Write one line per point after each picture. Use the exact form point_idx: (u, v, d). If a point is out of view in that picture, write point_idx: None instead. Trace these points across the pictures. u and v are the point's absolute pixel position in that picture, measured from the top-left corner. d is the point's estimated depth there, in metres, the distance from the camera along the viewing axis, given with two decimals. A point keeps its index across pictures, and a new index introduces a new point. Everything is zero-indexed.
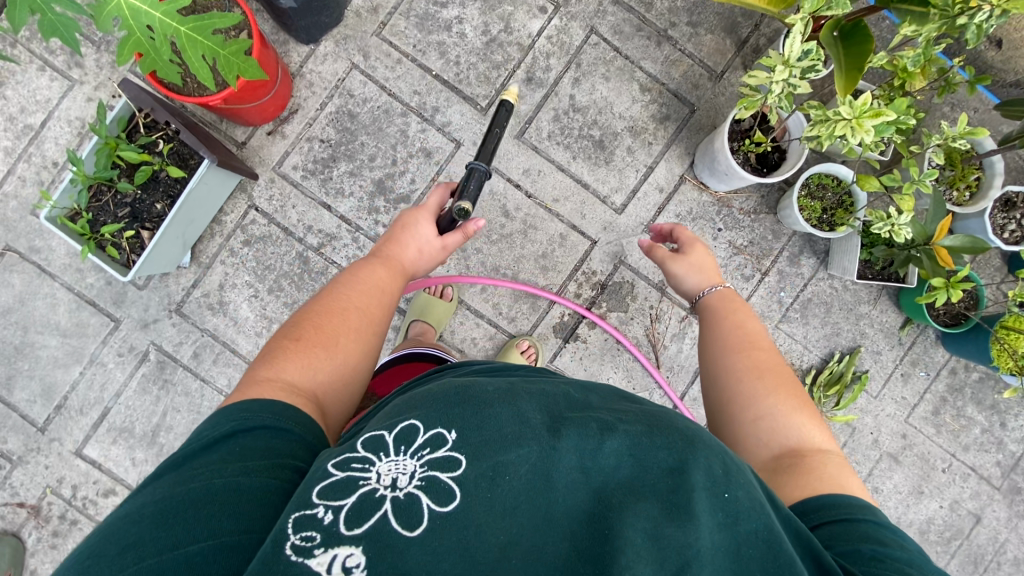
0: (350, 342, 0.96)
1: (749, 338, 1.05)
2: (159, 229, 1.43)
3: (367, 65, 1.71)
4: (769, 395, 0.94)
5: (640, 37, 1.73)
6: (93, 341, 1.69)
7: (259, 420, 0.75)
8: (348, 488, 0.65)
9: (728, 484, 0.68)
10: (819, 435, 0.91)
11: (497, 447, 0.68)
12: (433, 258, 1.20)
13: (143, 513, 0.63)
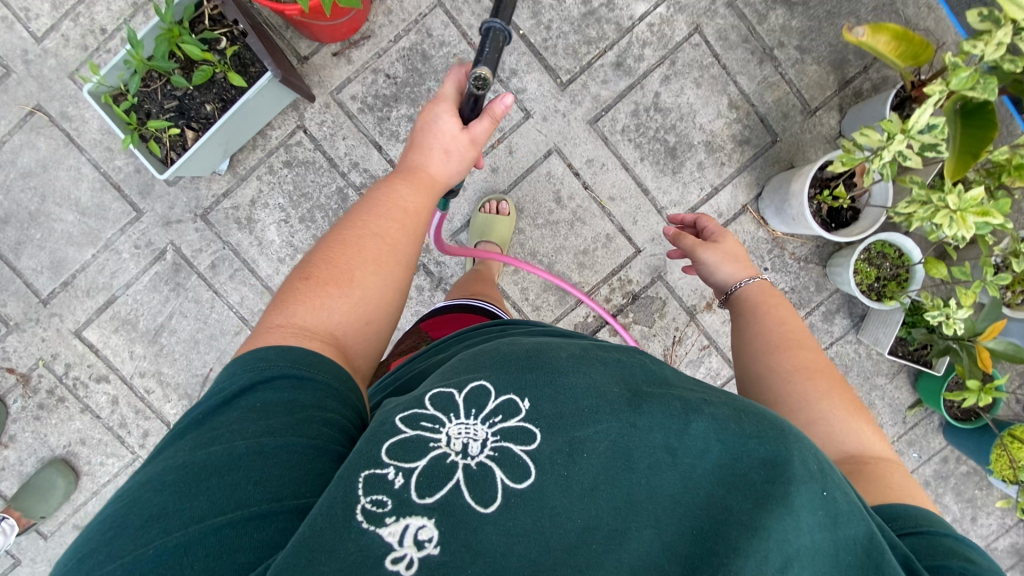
0: (367, 277, 0.89)
1: (794, 338, 0.99)
2: (206, 134, 1.35)
3: (453, 7, 1.58)
4: (823, 400, 0.90)
5: (744, 50, 1.62)
6: (111, 226, 1.63)
7: (273, 370, 0.72)
8: (418, 451, 0.66)
9: (825, 483, 0.66)
10: (874, 440, 0.89)
11: (571, 423, 0.67)
12: (467, 155, 1.04)
13: (165, 480, 0.61)
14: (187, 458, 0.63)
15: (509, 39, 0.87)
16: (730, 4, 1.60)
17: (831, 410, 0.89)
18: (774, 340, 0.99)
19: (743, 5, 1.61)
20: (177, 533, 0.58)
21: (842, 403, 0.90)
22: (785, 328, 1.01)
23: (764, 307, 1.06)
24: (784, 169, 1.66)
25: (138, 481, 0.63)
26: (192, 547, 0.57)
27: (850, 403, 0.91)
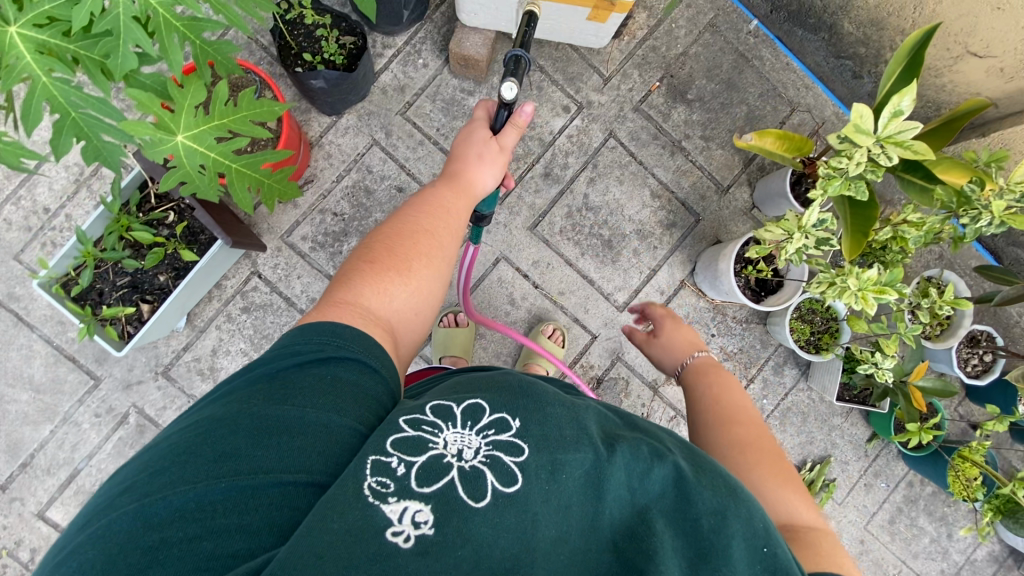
0: (422, 269, 1.01)
1: (728, 417, 1.04)
2: (162, 306, 1.38)
3: (388, 143, 1.70)
4: (757, 468, 0.94)
5: (656, 145, 1.80)
6: (69, 398, 1.61)
7: (341, 341, 0.81)
8: (419, 447, 0.72)
9: (767, 539, 0.73)
10: (804, 510, 0.91)
11: (557, 445, 0.73)
12: (495, 163, 1.17)
13: (240, 427, 0.69)
14: (262, 409, 0.71)
15: (531, 62, 1.07)
16: (637, 109, 1.79)
17: (766, 477, 0.93)
18: (713, 418, 1.05)
19: (648, 107, 1.79)
20: (224, 482, 0.65)
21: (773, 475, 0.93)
22: (724, 405, 1.07)
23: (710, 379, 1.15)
24: (711, 243, 1.82)
25: (209, 417, 0.72)
26: (205, 501, 0.64)
27: (785, 474, 0.94)
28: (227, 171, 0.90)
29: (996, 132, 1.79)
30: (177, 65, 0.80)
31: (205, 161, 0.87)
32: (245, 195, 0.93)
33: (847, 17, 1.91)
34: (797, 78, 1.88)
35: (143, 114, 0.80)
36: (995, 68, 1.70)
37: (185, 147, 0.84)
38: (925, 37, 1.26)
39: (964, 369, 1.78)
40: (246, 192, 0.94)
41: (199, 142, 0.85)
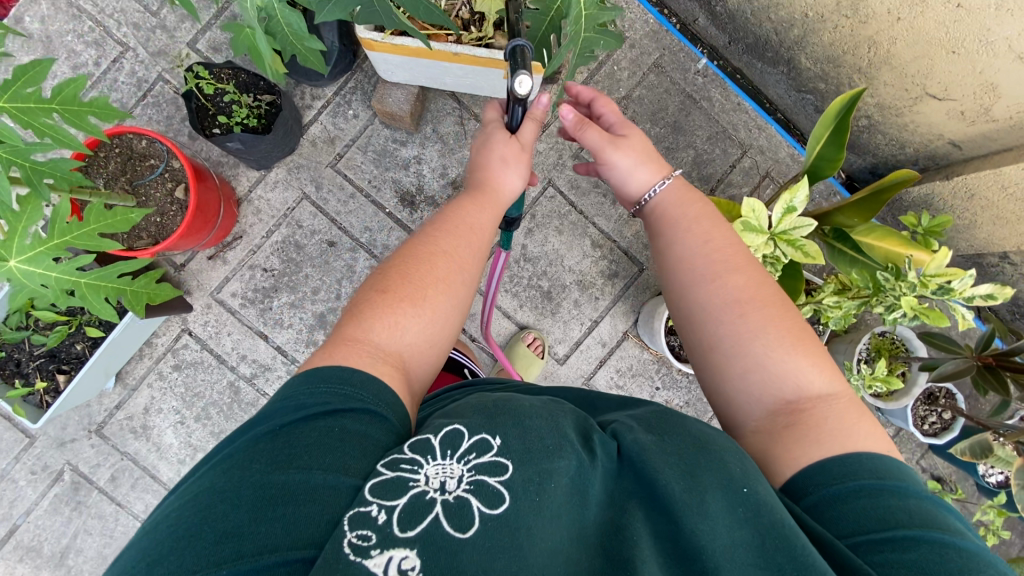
0: (438, 297, 0.95)
1: (722, 261, 0.96)
2: (77, 376, 1.37)
3: (318, 197, 1.67)
4: (762, 333, 0.88)
5: (596, 194, 1.75)
6: (5, 456, 1.63)
7: (353, 396, 0.75)
8: (398, 488, 0.66)
9: (745, 481, 0.69)
10: (804, 365, 0.86)
11: (538, 455, 0.69)
12: (518, 164, 1.12)
13: (241, 498, 0.63)
14: (264, 478, 0.65)
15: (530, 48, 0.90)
16: (576, 157, 1.74)
17: (770, 349, 0.87)
18: (707, 267, 0.96)
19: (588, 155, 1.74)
20: (223, 565, 0.59)
21: (781, 336, 0.87)
22: (711, 249, 0.98)
23: (685, 222, 1.02)
24: (655, 294, 1.76)
25: (209, 487, 0.66)
26: None
27: (795, 335, 0.89)
28: (75, 286, 0.87)
29: (960, 176, 1.69)
30: (3, 192, 0.77)
31: (46, 281, 0.84)
32: (101, 306, 0.91)
33: (803, 53, 1.80)
34: (748, 118, 1.79)
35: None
36: (956, 111, 1.60)
37: (22, 271, 0.82)
38: (850, 101, 1.18)
39: (921, 427, 1.68)
40: (103, 303, 0.91)
41: (36, 264, 0.82)
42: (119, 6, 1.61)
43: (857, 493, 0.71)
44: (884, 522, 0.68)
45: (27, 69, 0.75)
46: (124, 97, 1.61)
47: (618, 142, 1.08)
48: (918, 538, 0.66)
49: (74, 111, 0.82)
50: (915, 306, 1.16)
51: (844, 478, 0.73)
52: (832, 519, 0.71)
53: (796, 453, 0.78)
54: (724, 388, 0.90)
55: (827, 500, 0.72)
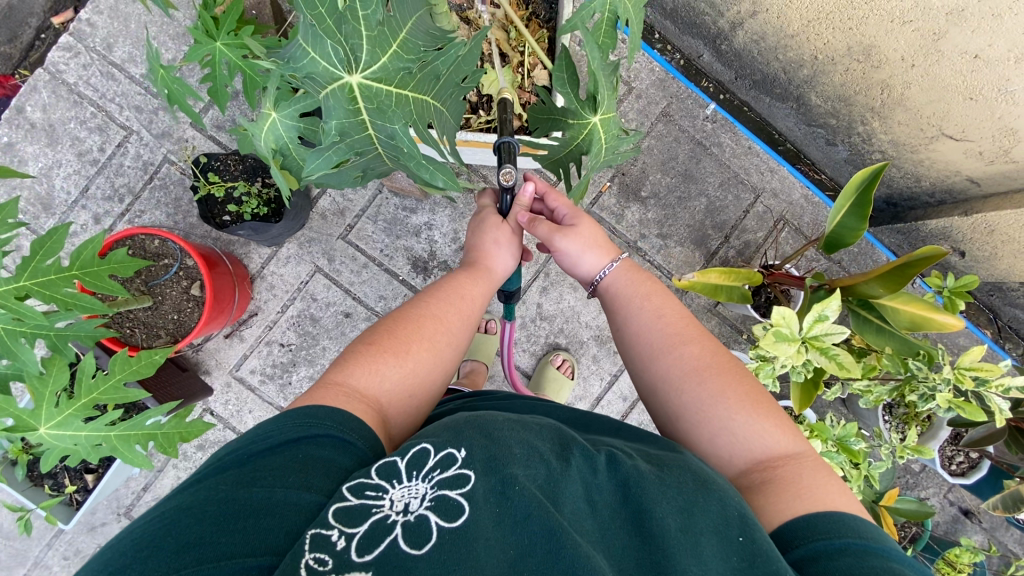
0: (422, 352, 0.90)
1: (675, 333, 0.94)
2: (106, 474, 1.38)
3: (331, 269, 1.66)
4: (723, 395, 0.85)
5: None
6: (37, 543, 1.62)
7: (324, 427, 0.70)
8: (360, 515, 0.60)
9: (742, 528, 0.64)
10: (775, 432, 0.82)
11: (504, 461, 0.66)
12: (512, 245, 1.11)
13: (206, 510, 0.58)
14: (228, 493, 0.60)
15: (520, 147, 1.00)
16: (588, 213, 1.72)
17: (733, 413, 0.83)
18: (660, 339, 0.94)
19: (599, 210, 1.72)
20: (183, 573, 0.53)
21: (742, 398, 0.85)
22: (662, 322, 0.96)
23: (638, 299, 1.00)
24: None
25: (174, 505, 0.61)
26: None
27: (755, 399, 0.85)
28: (105, 439, 0.92)
29: (979, 213, 1.62)
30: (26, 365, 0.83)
31: (76, 439, 0.90)
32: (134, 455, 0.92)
33: (814, 91, 1.71)
34: (761, 162, 1.76)
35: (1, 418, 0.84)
36: (974, 151, 1.56)
37: (56, 434, 0.89)
38: (872, 175, 1.18)
39: (947, 468, 1.61)
40: (136, 452, 0.93)
41: (66, 426, 0.89)
42: (119, 90, 1.60)
43: (842, 551, 0.64)
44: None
45: (45, 243, 0.79)
46: (131, 181, 1.60)
47: (564, 231, 1.06)
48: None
49: (93, 273, 0.85)
50: (949, 398, 1.18)
51: (830, 535, 0.66)
52: (815, 572, 0.63)
53: (776, 505, 0.72)
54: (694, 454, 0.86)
55: (811, 556, 0.65)
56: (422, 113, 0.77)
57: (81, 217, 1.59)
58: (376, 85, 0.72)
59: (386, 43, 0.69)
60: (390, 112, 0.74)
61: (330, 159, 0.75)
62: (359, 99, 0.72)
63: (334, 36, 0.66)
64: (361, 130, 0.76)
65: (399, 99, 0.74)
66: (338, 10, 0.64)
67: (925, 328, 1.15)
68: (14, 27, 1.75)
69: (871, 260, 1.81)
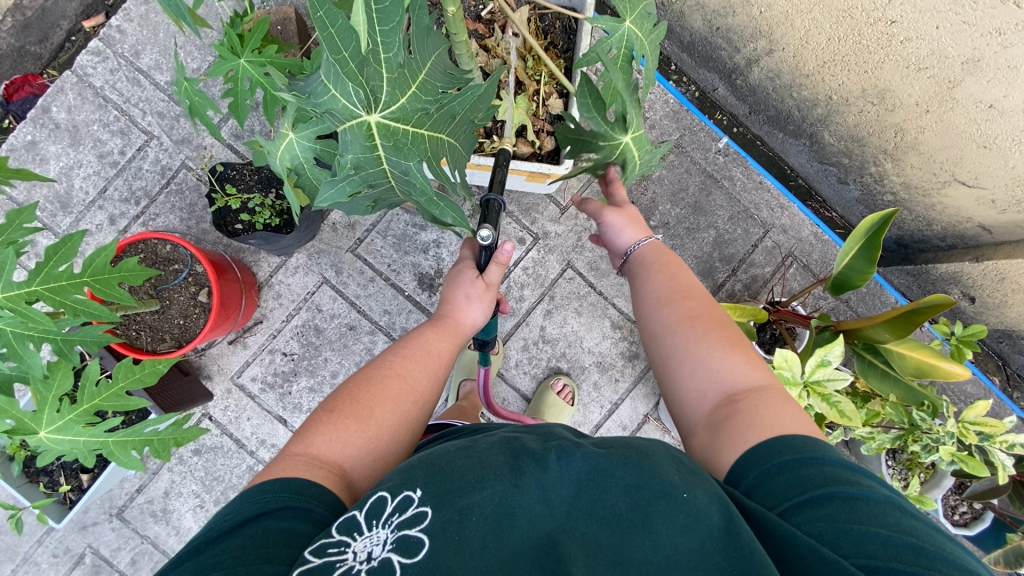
0: (386, 412, 0.90)
1: (681, 287, 0.96)
2: (101, 474, 1.38)
3: (338, 281, 1.68)
4: (706, 336, 0.86)
5: (616, 275, 1.73)
6: (28, 539, 1.61)
7: (282, 502, 0.70)
8: (325, 571, 0.60)
9: (686, 487, 0.65)
10: (751, 373, 0.82)
11: (457, 492, 0.67)
12: (483, 300, 1.14)
13: None
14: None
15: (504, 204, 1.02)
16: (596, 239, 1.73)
17: (713, 350, 0.85)
18: (664, 290, 0.96)
19: None
20: None
21: (722, 339, 0.86)
22: (672, 277, 0.98)
23: (654, 258, 1.04)
24: None
25: None
26: None
27: (736, 341, 0.86)
28: (101, 445, 0.93)
29: (990, 260, 1.61)
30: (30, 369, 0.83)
31: (73, 443, 0.91)
32: (129, 461, 0.93)
33: (828, 129, 1.72)
34: (771, 197, 1.76)
35: (2, 421, 0.83)
36: (987, 199, 1.55)
37: (52, 439, 0.89)
38: (881, 220, 1.18)
39: (950, 518, 1.57)
40: (131, 457, 0.94)
41: (66, 430, 0.90)
42: (144, 96, 1.63)
43: (782, 467, 0.66)
44: (802, 488, 0.63)
45: (59, 249, 0.80)
46: (148, 185, 1.63)
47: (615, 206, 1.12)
48: (835, 492, 0.61)
49: (104, 280, 0.87)
50: (953, 451, 1.18)
51: (768, 455, 0.67)
52: (762, 497, 0.65)
53: (738, 437, 0.73)
54: (676, 396, 0.86)
55: (756, 483, 0.67)
56: (437, 148, 0.79)
57: (96, 217, 1.62)
58: (394, 124, 0.73)
59: (405, 84, 0.70)
60: (406, 149, 0.75)
61: (344, 189, 0.74)
62: (376, 136, 0.73)
63: (355, 78, 0.66)
64: (376, 165, 0.76)
65: (415, 138, 0.75)
66: (362, 53, 0.64)
67: (930, 375, 1.16)
68: (47, 29, 1.80)
69: (880, 301, 1.80)
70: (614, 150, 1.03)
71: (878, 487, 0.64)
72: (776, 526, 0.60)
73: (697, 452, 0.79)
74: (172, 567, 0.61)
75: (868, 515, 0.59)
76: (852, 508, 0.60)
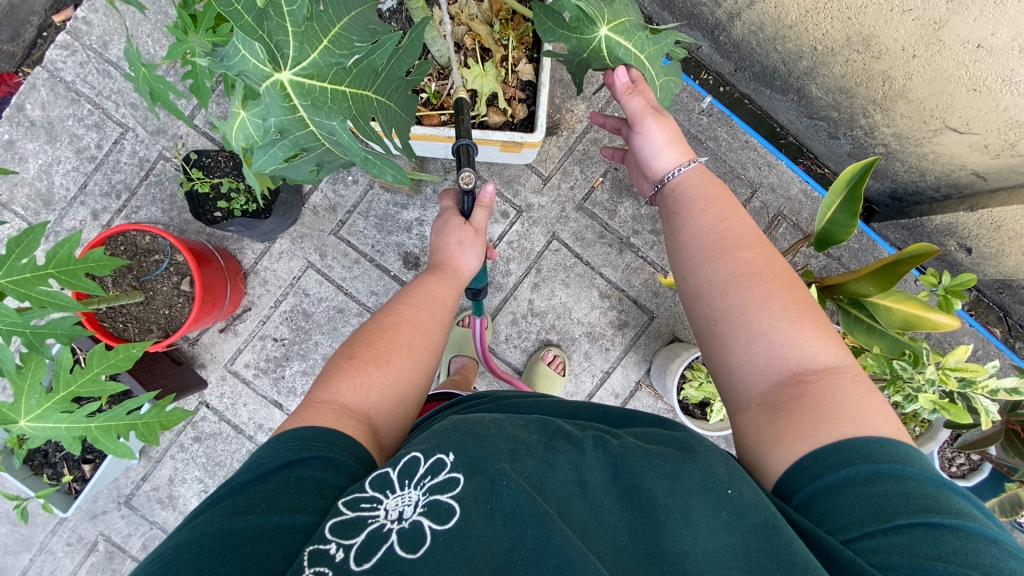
0: (402, 358, 0.92)
1: (734, 237, 0.89)
2: (102, 463, 1.42)
3: (323, 265, 1.68)
4: (767, 302, 0.80)
5: (602, 244, 1.71)
6: (42, 529, 1.66)
7: (313, 449, 0.71)
8: (357, 527, 0.62)
9: (729, 482, 0.66)
10: (817, 349, 0.77)
11: (491, 459, 0.67)
12: (475, 245, 1.19)
13: (204, 545, 0.59)
14: (225, 525, 0.61)
15: (477, 150, 1.01)
16: (580, 209, 1.71)
17: (775, 319, 0.79)
18: (713, 242, 0.89)
19: (592, 206, 1.71)
20: None
21: (786, 306, 0.80)
22: (723, 227, 0.91)
23: (702, 202, 0.96)
24: (667, 342, 1.73)
25: (176, 543, 0.61)
26: None
27: (802, 308, 0.80)
28: (85, 431, 0.98)
29: (985, 208, 1.56)
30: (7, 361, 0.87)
31: (57, 430, 0.96)
32: (115, 446, 1.01)
33: (814, 82, 1.66)
34: (758, 155, 1.74)
35: None
36: (979, 144, 1.50)
37: (34, 428, 0.94)
38: (863, 169, 1.16)
39: (947, 469, 1.55)
40: (116, 442, 1.01)
41: (46, 419, 0.94)
42: (116, 87, 1.62)
43: (851, 480, 0.64)
44: (879, 513, 0.62)
45: (22, 241, 0.81)
46: (128, 178, 1.63)
47: (659, 115, 1.04)
48: (918, 522, 0.60)
49: (69, 270, 0.89)
50: (934, 400, 1.15)
51: (839, 463, 0.65)
52: (824, 511, 0.65)
53: (809, 428, 0.70)
54: (725, 361, 0.82)
55: (818, 494, 0.66)
56: (363, 106, 0.78)
57: (79, 213, 1.62)
58: (308, 82, 0.71)
59: (315, 37, 0.69)
60: (326, 108, 0.74)
61: (276, 156, 0.74)
62: (292, 95, 0.71)
63: (256, 33, 0.65)
64: (303, 127, 0.75)
65: (335, 94, 0.74)
66: (257, 7, 0.63)
67: (919, 327, 1.12)
68: (16, 25, 1.77)
69: (872, 256, 1.77)
70: (587, 46, 0.99)
71: (966, 511, 0.61)
72: (839, 551, 0.60)
73: (747, 427, 0.77)
74: (209, 509, 0.64)
75: (956, 551, 0.58)
76: (935, 539, 0.59)
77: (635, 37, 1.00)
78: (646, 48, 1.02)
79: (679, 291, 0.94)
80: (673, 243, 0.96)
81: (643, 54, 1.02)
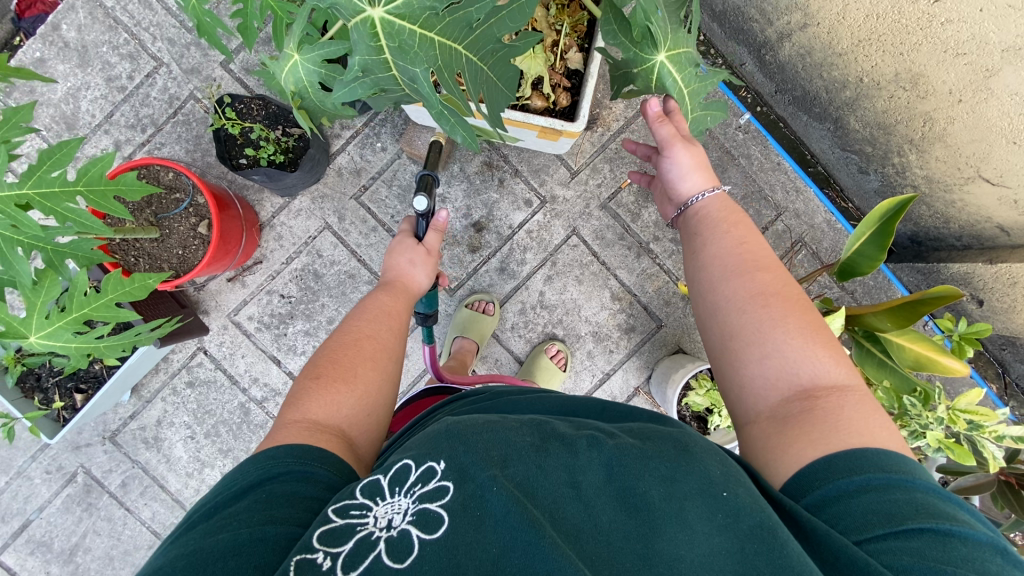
0: (367, 371, 0.92)
1: (752, 259, 0.89)
2: (95, 394, 1.40)
3: (340, 228, 1.66)
4: (783, 320, 0.80)
5: (621, 246, 1.71)
6: (22, 454, 1.64)
7: (284, 466, 0.71)
8: (345, 534, 0.62)
9: (725, 484, 0.65)
10: (832, 368, 0.77)
11: (480, 464, 0.66)
12: (426, 264, 1.19)
13: (176, 565, 0.58)
14: (196, 545, 0.60)
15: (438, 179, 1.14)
16: (604, 207, 1.70)
17: (790, 337, 0.79)
18: (734, 262, 0.90)
19: (616, 206, 1.70)
20: None
21: (801, 325, 0.80)
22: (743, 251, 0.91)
23: (724, 225, 0.96)
24: (671, 351, 1.73)
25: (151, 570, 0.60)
26: None
27: (816, 328, 0.80)
28: (93, 349, 0.97)
29: (1004, 262, 1.58)
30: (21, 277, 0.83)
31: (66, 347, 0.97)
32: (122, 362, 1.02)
33: (854, 114, 1.63)
34: (788, 179, 1.73)
35: None
36: (1009, 199, 1.56)
37: (40, 342, 0.94)
38: (897, 205, 1.15)
39: None
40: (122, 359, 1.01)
41: (56, 337, 0.94)
42: (156, 20, 1.60)
43: (865, 486, 0.64)
44: (891, 517, 0.61)
45: (54, 154, 0.79)
46: (155, 113, 1.61)
47: (685, 141, 1.05)
48: (930, 528, 0.60)
49: (98, 191, 0.88)
50: (940, 438, 1.14)
51: (853, 471, 0.65)
52: (834, 514, 0.63)
53: (821, 437, 0.69)
54: (737, 376, 0.82)
55: (828, 498, 0.65)
56: (451, 59, 0.73)
57: (102, 141, 1.60)
58: (399, 22, 0.71)
59: None
60: (411, 54, 0.73)
61: (355, 91, 0.79)
62: (381, 36, 0.72)
63: None
64: (385, 69, 0.77)
65: (423, 40, 0.72)
66: None
67: (927, 368, 1.13)
68: None
69: (886, 295, 1.76)
70: (642, 65, 0.96)
71: (970, 522, 0.62)
72: (854, 552, 0.59)
73: (755, 437, 0.77)
74: (182, 535, 0.63)
75: (965, 558, 0.58)
76: (944, 546, 0.59)
77: (685, 70, 0.98)
78: (692, 83, 1.00)
79: (694, 310, 0.94)
80: (691, 262, 0.97)
81: (688, 88, 1.00)
